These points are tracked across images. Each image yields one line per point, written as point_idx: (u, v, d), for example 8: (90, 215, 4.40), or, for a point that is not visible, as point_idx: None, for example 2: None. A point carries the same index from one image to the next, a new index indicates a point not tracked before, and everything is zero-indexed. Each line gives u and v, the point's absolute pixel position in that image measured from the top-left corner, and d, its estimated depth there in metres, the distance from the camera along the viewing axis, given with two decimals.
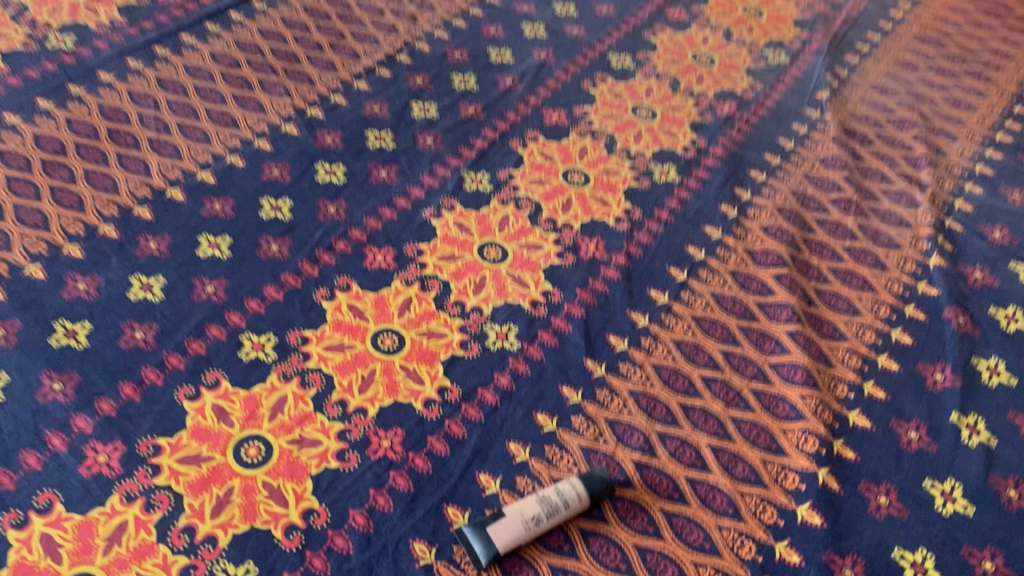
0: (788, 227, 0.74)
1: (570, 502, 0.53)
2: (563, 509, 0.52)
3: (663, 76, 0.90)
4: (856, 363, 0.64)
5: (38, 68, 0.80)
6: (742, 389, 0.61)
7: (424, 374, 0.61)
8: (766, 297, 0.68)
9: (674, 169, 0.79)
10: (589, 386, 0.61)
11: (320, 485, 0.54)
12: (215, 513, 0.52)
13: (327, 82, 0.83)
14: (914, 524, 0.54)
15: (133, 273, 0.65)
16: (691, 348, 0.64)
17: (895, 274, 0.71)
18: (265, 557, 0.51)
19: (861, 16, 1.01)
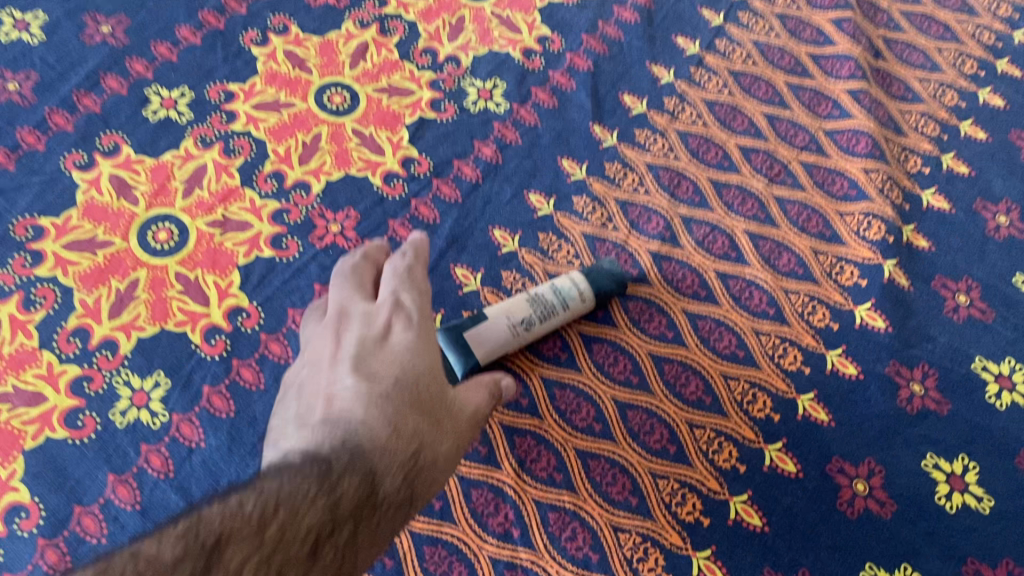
0: None
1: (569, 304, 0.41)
2: (560, 310, 0.41)
3: None
4: (933, 130, 0.50)
5: None
6: (790, 163, 0.48)
7: (384, 143, 0.47)
8: (822, 49, 0.53)
9: None
10: (595, 158, 0.48)
11: (250, 279, 0.42)
12: (115, 312, 0.41)
13: None
14: (1000, 328, 0.43)
15: (3, 8, 0.50)
16: (727, 111, 0.50)
17: (986, 19, 0.55)
18: (178, 369, 0.40)
19: None
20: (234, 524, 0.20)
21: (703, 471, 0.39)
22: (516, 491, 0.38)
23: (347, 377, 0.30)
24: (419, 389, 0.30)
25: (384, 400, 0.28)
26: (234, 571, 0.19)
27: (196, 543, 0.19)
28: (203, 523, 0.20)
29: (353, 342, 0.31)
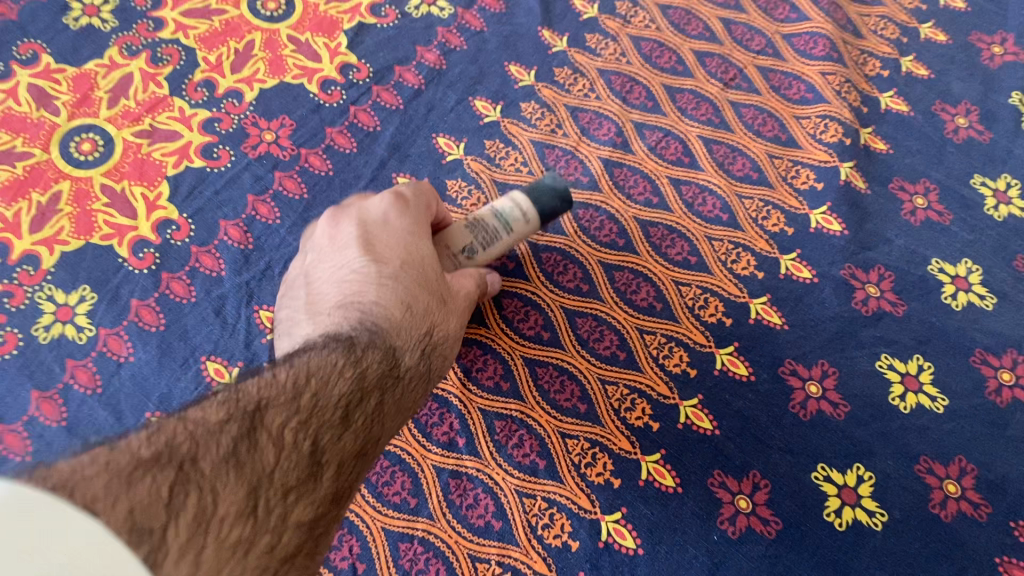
0: None
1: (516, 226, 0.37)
2: (504, 235, 0.36)
3: None
4: (892, 33, 0.49)
5: None
6: (746, 67, 0.47)
7: (321, 49, 0.45)
8: None
9: None
10: (544, 64, 0.46)
11: (179, 191, 0.40)
12: (37, 227, 0.39)
13: None
14: (958, 230, 0.42)
15: None
16: (681, 15, 0.48)
17: None
18: (105, 283, 0.38)
19: None
20: (272, 394, 0.24)
21: (654, 376, 0.38)
22: (460, 400, 0.36)
23: (354, 260, 0.31)
24: (427, 270, 0.31)
25: (396, 279, 0.30)
26: (274, 435, 0.23)
27: (241, 409, 0.23)
28: (245, 392, 0.23)
29: (357, 223, 0.32)
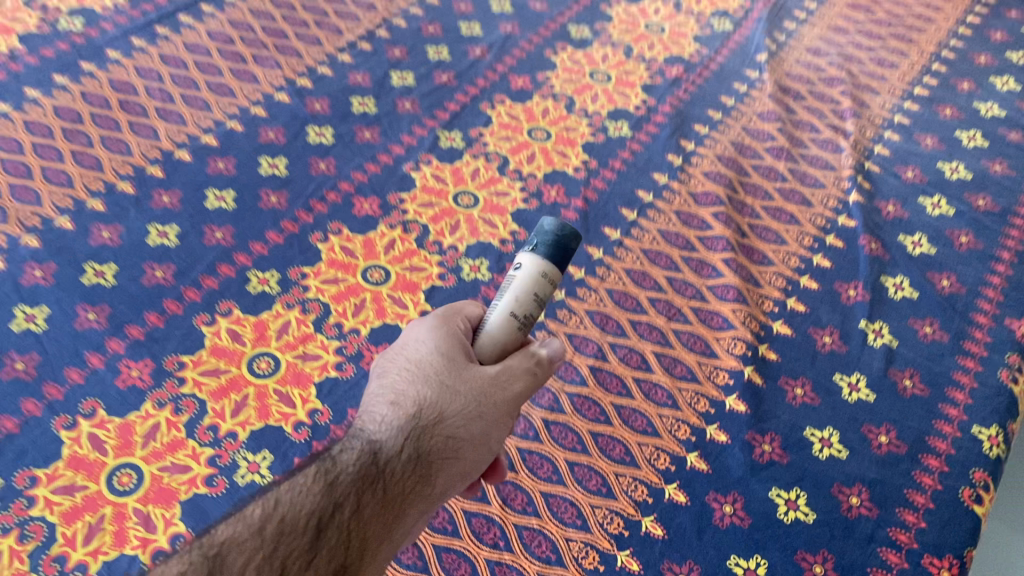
0: (727, 173, 0.83)
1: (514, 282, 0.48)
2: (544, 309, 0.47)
3: (617, 45, 0.99)
4: (782, 283, 0.74)
5: (52, 49, 0.89)
6: (683, 308, 0.71)
7: (409, 302, 0.70)
8: (705, 232, 0.78)
9: (626, 126, 0.89)
10: (551, 308, 0.71)
11: (323, 391, 0.64)
12: (235, 413, 0.62)
13: (314, 56, 0.92)
14: (824, 409, 0.64)
15: (151, 223, 0.74)
16: (640, 275, 0.74)
17: (819, 210, 0.80)
18: (279, 447, 0.60)
19: None
20: (237, 536, 0.38)
21: (625, 502, 0.59)
22: (501, 517, 0.57)
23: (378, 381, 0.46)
24: (427, 369, 0.45)
25: (397, 388, 0.45)
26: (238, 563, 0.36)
27: (204, 556, 0.36)
28: (213, 543, 0.37)
29: (387, 357, 0.48)
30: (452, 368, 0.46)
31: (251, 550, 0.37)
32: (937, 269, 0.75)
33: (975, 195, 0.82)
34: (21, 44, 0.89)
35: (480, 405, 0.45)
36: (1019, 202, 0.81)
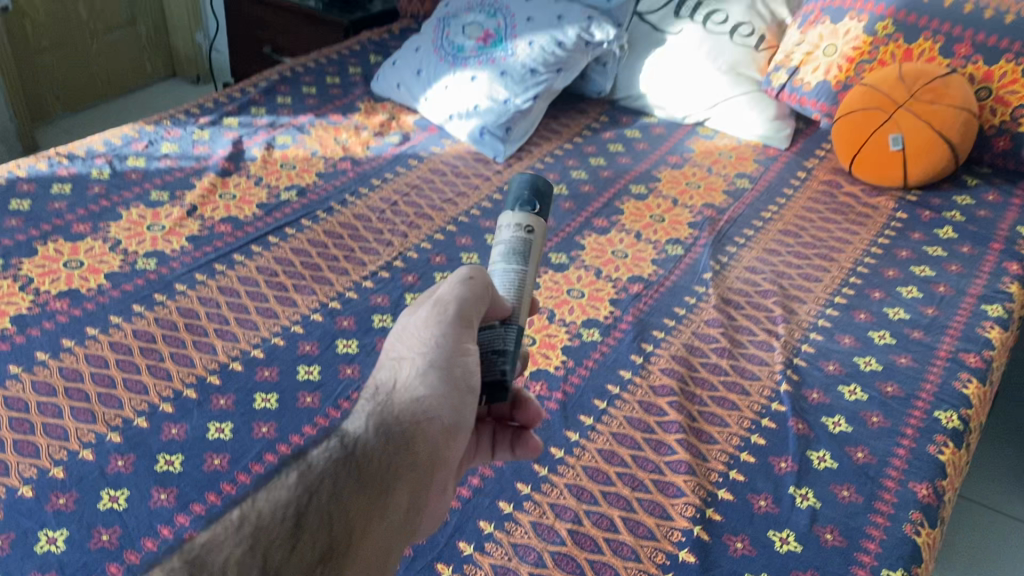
0: (680, 369, 1.02)
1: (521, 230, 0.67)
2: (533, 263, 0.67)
3: (590, 267, 1.21)
4: (725, 458, 0.90)
5: (132, 284, 1.10)
6: (644, 479, 0.87)
7: None
8: (662, 417, 0.95)
9: (597, 333, 1.08)
10: (535, 481, 0.86)
11: None
12: None
13: (342, 284, 1.14)
14: (759, 558, 0.78)
15: (210, 421, 0.91)
16: (608, 454, 0.90)
17: (756, 397, 0.98)
18: None
19: (741, 216, 1.34)
20: (213, 539, 0.45)
21: None
22: None
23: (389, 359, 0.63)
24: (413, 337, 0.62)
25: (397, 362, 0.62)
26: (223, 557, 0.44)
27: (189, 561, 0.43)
28: (193, 551, 0.44)
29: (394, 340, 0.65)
30: (425, 340, 0.61)
31: (230, 545, 0.45)
32: (853, 444, 0.91)
33: (884, 382, 0.99)
34: (107, 280, 1.10)
35: (448, 359, 0.60)
36: (920, 388, 0.98)
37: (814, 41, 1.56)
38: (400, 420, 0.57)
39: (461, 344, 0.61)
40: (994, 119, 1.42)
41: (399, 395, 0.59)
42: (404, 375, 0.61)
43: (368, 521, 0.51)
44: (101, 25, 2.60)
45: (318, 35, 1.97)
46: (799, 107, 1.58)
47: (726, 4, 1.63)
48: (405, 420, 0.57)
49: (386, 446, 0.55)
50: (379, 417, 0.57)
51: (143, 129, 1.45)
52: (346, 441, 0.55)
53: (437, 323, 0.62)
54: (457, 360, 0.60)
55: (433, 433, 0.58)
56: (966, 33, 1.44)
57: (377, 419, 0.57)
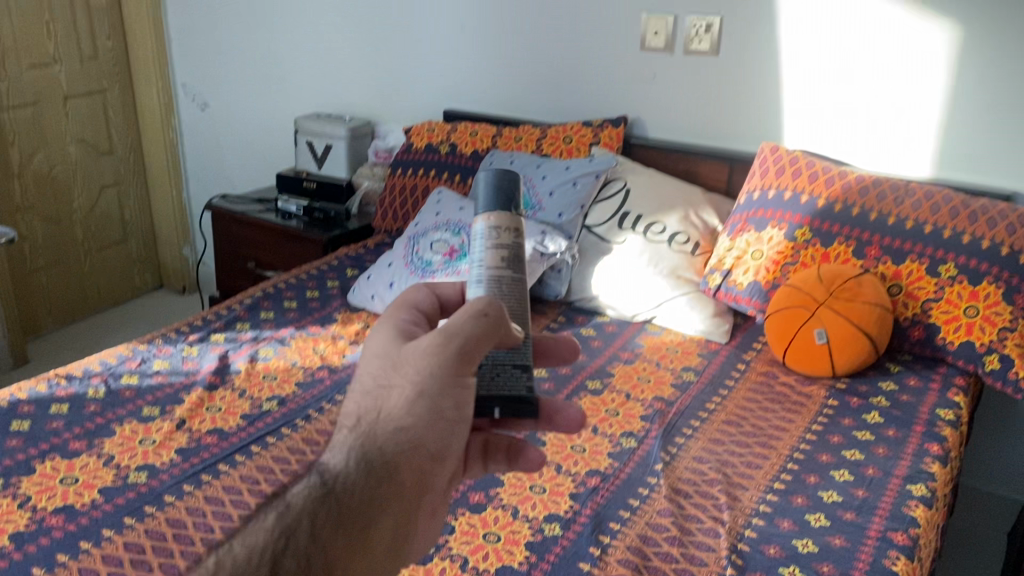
0: (635, 558, 1.10)
1: (510, 233, 0.72)
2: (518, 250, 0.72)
3: (551, 462, 1.31)
4: None
5: (124, 497, 1.18)
6: None
7: None
8: None
9: (557, 526, 1.17)
10: None
11: None
12: None
13: None
14: None
15: None
16: None
17: None
18: None
19: (687, 408, 1.46)
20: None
21: None
22: None
23: (387, 376, 0.72)
24: (411, 364, 0.72)
25: (395, 385, 0.72)
26: None
27: None
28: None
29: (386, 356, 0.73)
30: (415, 374, 0.71)
31: None
32: None
33: (820, 562, 1.08)
34: (101, 494, 1.19)
35: (437, 396, 0.70)
36: (853, 566, 1.08)
37: (742, 246, 1.76)
38: (381, 462, 0.70)
39: (448, 388, 0.70)
40: (907, 310, 1.60)
41: (381, 432, 0.71)
42: (388, 409, 0.72)
43: (347, 559, 0.66)
44: (95, 243, 2.82)
45: (299, 251, 2.15)
46: (735, 303, 1.75)
47: (662, 216, 1.86)
48: (386, 459, 0.70)
49: (365, 489, 0.69)
50: (362, 457, 0.70)
51: (137, 348, 1.59)
52: (329, 485, 0.69)
53: (426, 365, 0.70)
54: (441, 403, 0.70)
55: (411, 467, 0.71)
56: (873, 237, 1.65)
57: (360, 460, 0.70)
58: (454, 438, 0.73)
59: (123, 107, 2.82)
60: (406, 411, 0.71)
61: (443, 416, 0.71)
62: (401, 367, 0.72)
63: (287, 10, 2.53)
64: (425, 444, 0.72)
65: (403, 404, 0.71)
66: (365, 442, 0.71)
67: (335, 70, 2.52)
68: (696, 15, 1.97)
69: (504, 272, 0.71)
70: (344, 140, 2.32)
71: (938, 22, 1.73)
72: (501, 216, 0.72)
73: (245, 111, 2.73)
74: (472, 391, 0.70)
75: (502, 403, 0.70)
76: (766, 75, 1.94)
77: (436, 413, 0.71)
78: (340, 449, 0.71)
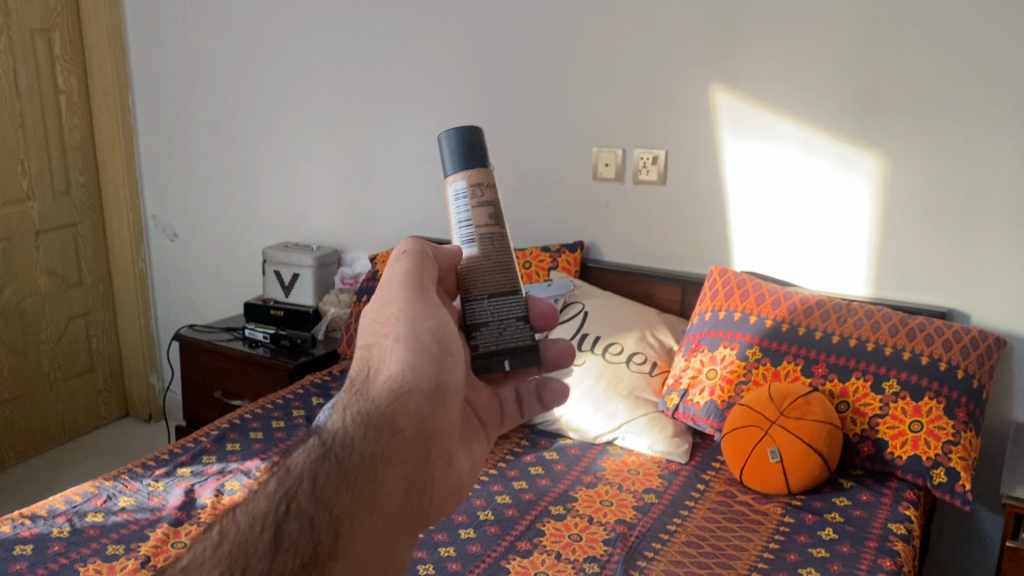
0: None
1: (490, 189, 0.81)
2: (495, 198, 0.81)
3: None
4: None
5: None
6: None
7: None
8: None
9: None
10: None
11: None
12: None
13: None
14: None
15: None
16: None
17: None
18: None
19: (648, 531, 1.49)
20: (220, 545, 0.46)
21: None
22: None
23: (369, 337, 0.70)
24: (389, 313, 0.71)
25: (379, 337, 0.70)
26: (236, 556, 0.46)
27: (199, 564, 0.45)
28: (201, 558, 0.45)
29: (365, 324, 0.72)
30: (396, 320, 0.70)
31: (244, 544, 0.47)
32: None
33: None
34: None
35: (419, 331, 0.70)
36: None
37: (697, 365, 1.84)
38: (382, 402, 0.61)
39: (421, 323, 0.71)
40: (855, 426, 1.66)
41: (370, 379, 0.64)
42: (369, 361, 0.67)
43: (366, 510, 0.53)
44: (61, 374, 2.83)
45: (266, 378, 2.18)
46: (693, 422, 1.80)
47: (619, 337, 1.94)
48: (385, 400, 0.62)
49: (371, 427, 0.58)
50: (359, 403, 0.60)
51: (102, 485, 1.60)
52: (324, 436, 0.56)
53: (398, 311, 0.71)
54: (421, 337, 0.70)
55: (416, 403, 0.63)
56: (820, 356, 1.72)
57: (358, 407, 0.60)
58: (445, 374, 0.69)
59: (94, 240, 2.88)
60: (389, 355, 0.67)
61: (426, 349, 0.69)
62: (373, 330, 0.71)
63: (257, 145, 2.64)
64: (422, 378, 0.66)
65: (385, 351, 0.68)
66: (356, 392, 0.62)
67: (303, 200, 2.61)
68: (642, 149, 2.11)
69: (493, 227, 0.81)
70: (311, 268, 2.39)
71: (864, 154, 1.87)
72: (474, 173, 0.80)
73: (215, 241, 2.80)
74: (445, 323, 0.73)
75: (513, 355, 0.79)
76: (711, 203, 2.06)
77: (423, 348, 0.69)
78: (329, 408, 0.60)
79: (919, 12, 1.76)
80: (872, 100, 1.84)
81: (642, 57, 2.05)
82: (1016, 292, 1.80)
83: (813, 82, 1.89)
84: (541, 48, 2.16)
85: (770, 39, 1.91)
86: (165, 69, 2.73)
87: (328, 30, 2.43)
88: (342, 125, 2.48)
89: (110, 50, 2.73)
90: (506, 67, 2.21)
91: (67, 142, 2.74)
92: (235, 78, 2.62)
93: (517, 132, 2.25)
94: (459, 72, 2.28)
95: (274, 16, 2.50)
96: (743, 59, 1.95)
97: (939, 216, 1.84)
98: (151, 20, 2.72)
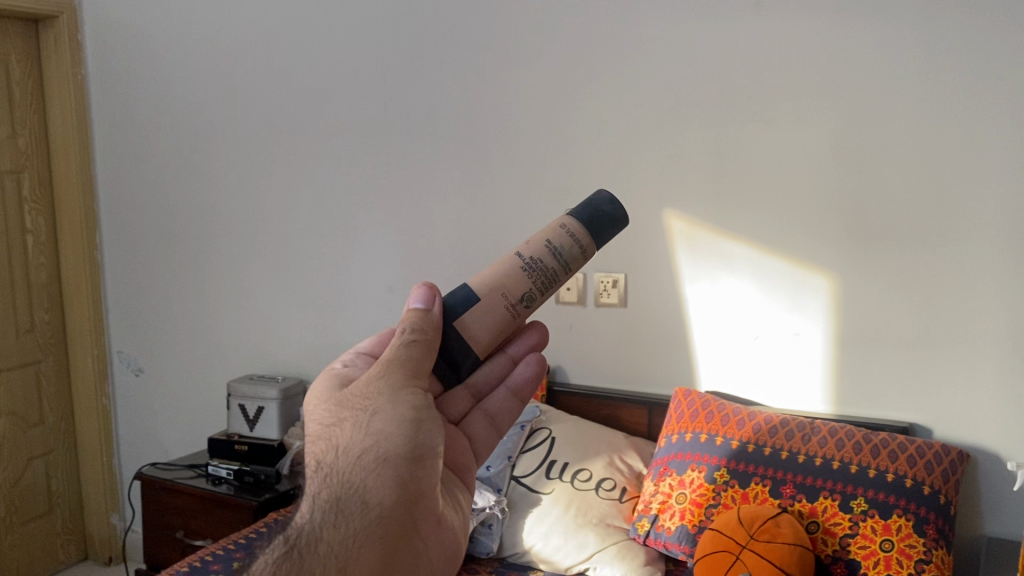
0: None
1: (566, 256, 0.91)
2: (559, 274, 0.91)
3: None
4: None
5: None
6: None
7: None
8: None
9: None
10: None
11: None
12: None
13: None
14: None
15: None
16: None
17: None
18: None
19: None
20: None
21: None
22: None
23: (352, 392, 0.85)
24: (370, 381, 0.85)
25: (360, 401, 0.83)
26: None
27: None
28: None
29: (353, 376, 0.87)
30: (374, 393, 0.83)
31: None
32: None
33: None
34: None
35: (393, 404, 0.82)
36: None
37: (666, 489, 1.82)
38: (353, 485, 0.79)
39: (396, 398, 0.83)
40: (826, 547, 1.63)
41: (344, 462, 0.80)
42: (342, 441, 0.81)
43: None
44: (17, 518, 2.75)
45: (230, 516, 2.13)
46: (665, 549, 1.78)
47: (588, 463, 1.92)
48: (355, 482, 0.79)
49: (341, 518, 0.77)
50: (333, 489, 0.79)
51: None
52: (299, 532, 0.77)
53: (371, 390, 0.84)
54: (395, 412, 0.82)
55: (386, 481, 0.79)
56: (787, 476, 1.72)
57: (330, 494, 0.79)
58: (421, 441, 0.82)
59: (57, 378, 2.86)
60: (365, 431, 0.81)
61: (403, 426, 0.81)
62: (348, 404, 0.84)
63: (222, 276, 2.66)
64: (394, 454, 0.80)
65: (359, 429, 0.82)
66: (334, 470, 0.80)
67: (268, 330, 2.61)
68: (602, 272, 2.15)
69: (535, 286, 0.90)
70: (276, 401, 2.35)
71: (816, 273, 1.93)
72: (592, 243, 0.93)
73: (179, 374, 2.78)
74: (419, 395, 0.84)
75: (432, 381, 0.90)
76: (671, 324, 2.09)
77: (396, 426, 0.81)
78: (312, 489, 0.80)
79: (857, 138, 1.87)
80: (816, 222, 1.92)
81: (597, 186, 2.13)
82: (974, 404, 1.83)
83: (762, 206, 1.97)
84: (500, 178, 2.23)
85: (718, 165, 1.99)
86: (130, 206, 2.77)
87: (293, 166, 2.50)
88: (307, 255, 2.52)
89: (79, 189, 2.77)
90: (467, 200, 2.28)
91: (33, 280, 2.76)
92: (201, 211, 2.66)
93: (478, 259, 2.28)
94: (421, 205, 2.33)
95: (241, 153, 2.57)
96: (693, 184, 2.03)
97: (893, 332, 1.88)
98: (118, 158, 2.77)
